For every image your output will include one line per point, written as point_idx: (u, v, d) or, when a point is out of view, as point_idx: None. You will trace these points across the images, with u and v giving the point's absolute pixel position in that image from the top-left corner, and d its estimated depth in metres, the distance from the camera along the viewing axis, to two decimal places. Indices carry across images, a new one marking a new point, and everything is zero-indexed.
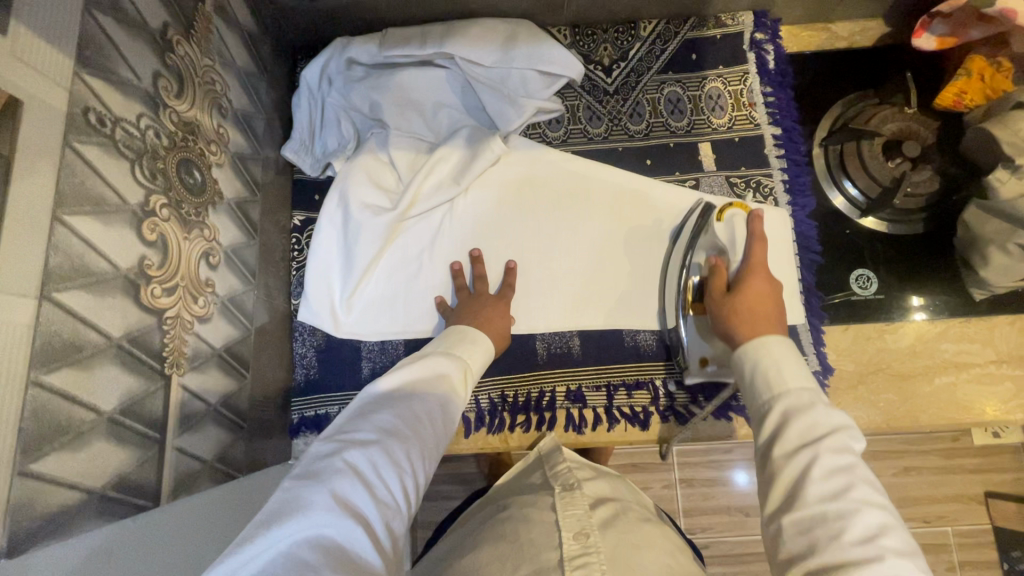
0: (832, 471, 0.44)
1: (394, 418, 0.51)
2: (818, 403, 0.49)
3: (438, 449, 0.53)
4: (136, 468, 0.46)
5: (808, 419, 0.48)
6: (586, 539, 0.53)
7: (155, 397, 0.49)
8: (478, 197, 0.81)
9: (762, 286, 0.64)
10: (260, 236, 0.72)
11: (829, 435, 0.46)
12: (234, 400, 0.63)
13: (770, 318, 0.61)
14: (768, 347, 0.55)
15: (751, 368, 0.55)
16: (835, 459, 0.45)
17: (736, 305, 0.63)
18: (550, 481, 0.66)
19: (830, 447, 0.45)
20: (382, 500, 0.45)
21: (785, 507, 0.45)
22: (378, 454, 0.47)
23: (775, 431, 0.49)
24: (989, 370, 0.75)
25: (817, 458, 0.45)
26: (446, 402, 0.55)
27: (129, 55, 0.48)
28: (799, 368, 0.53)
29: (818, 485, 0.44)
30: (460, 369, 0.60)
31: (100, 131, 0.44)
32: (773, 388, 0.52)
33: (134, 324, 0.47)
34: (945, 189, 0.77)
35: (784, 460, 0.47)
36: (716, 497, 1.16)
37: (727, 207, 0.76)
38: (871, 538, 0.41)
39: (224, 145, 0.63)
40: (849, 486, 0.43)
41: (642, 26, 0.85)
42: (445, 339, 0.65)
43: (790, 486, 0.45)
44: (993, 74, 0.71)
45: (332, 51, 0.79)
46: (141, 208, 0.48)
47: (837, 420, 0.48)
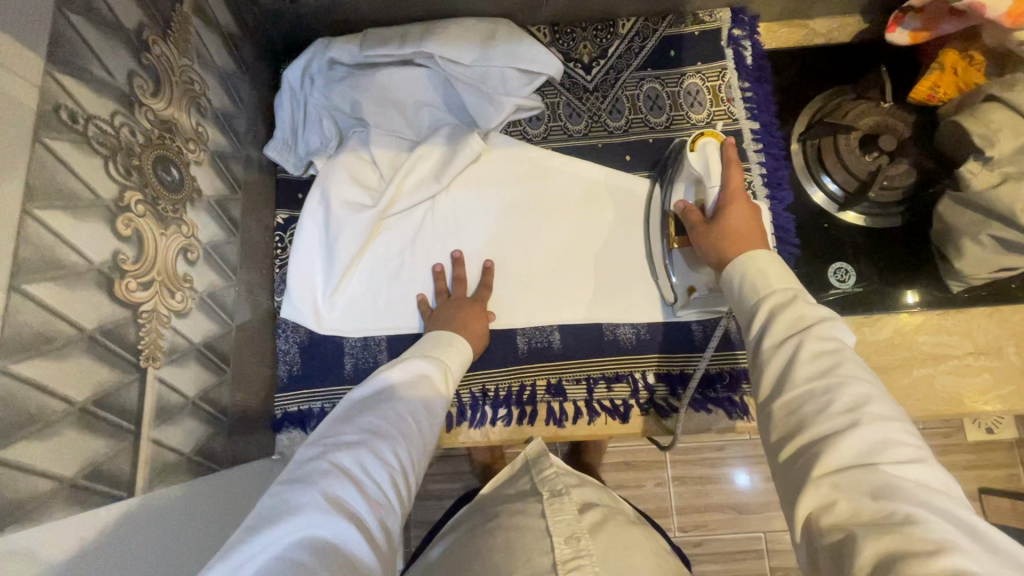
0: (819, 354, 0.46)
1: (378, 419, 0.51)
2: (802, 298, 0.51)
3: (423, 448, 0.53)
4: (110, 457, 0.47)
5: (795, 314, 0.49)
6: (578, 541, 0.54)
7: (129, 388, 0.50)
8: (458, 195, 0.82)
9: (739, 207, 0.64)
10: (241, 234, 0.73)
11: (817, 322, 0.48)
12: (214, 394, 0.64)
13: (752, 236, 0.62)
14: (752, 258, 0.56)
15: (738, 278, 0.56)
16: (822, 343, 0.46)
17: (716, 231, 0.63)
18: (538, 487, 0.66)
19: (817, 334, 0.47)
20: (373, 497, 0.45)
21: (776, 392, 0.47)
22: (365, 454, 0.48)
23: (764, 327, 0.51)
24: (967, 362, 0.76)
25: (804, 343, 0.46)
26: (428, 403, 0.56)
27: (102, 54, 0.49)
28: (784, 273, 0.54)
29: (806, 365, 0.45)
30: (441, 370, 0.61)
31: (71, 128, 0.45)
32: (760, 290, 0.53)
33: (108, 316, 0.48)
34: (922, 183, 0.78)
35: (773, 350, 0.48)
36: (709, 495, 1.16)
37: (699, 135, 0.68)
38: (856, 407, 0.42)
39: (203, 143, 0.64)
40: (836, 364, 0.45)
41: (621, 24, 0.86)
42: (426, 343, 0.66)
43: (780, 376, 0.47)
44: (966, 66, 0.72)
45: (314, 51, 0.80)
46: (114, 203, 0.49)
47: (822, 312, 0.49)
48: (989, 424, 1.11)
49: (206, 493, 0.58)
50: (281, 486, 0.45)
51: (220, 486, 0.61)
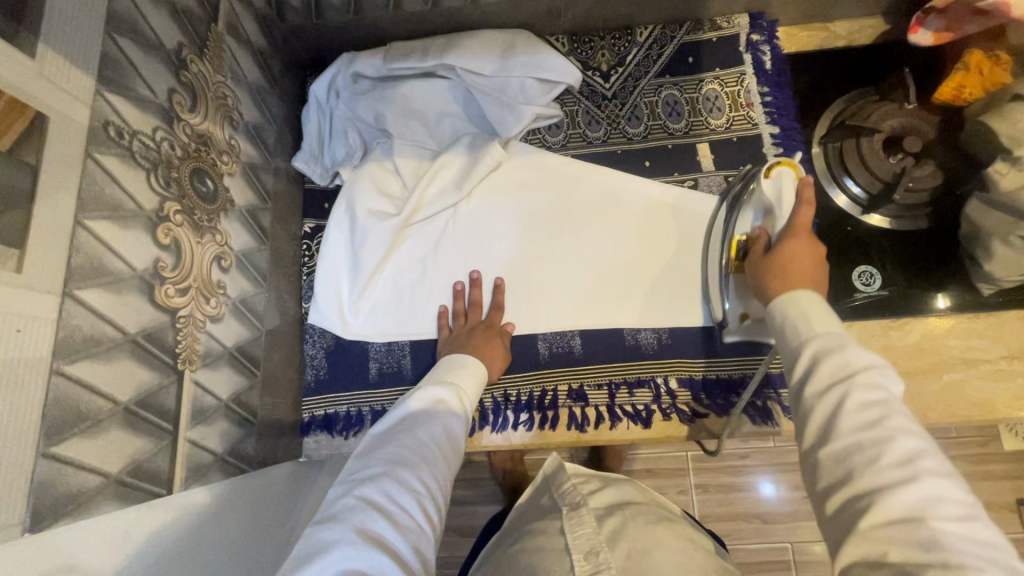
0: (865, 405, 0.43)
1: (399, 449, 0.54)
2: (850, 344, 0.48)
3: (447, 469, 0.56)
4: (150, 456, 0.50)
5: (839, 360, 0.47)
6: (598, 556, 0.54)
7: (168, 389, 0.52)
8: (480, 201, 0.83)
9: (804, 246, 0.60)
10: (271, 242, 0.76)
11: (862, 371, 0.45)
12: (245, 396, 0.66)
13: (809, 277, 0.58)
14: (797, 300, 0.54)
15: (780, 317, 0.54)
16: (869, 394, 0.44)
17: (773, 264, 0.60)
18: (558, 502, 0.67)
19: (861, 383, 0.44)
20: (401, 523, 0.48)
21: (819, 442, 0.45)
22: (388, 484, 0.50)
23: (805, 375, 0.48)
24: (1000, 366, 0.74)
25: (848, 394, 0.44)
26: (446, 426, 0.59)
27: (144, 72, 0.52)
28: (829, 318, 0.51)
29: (853, 417, 0.43)
30: (456, 392, 0.64)
31: (118, 143, 0.48)
32: (800, 334, 0.51)
33: (149, 320, 0.50)
34: (948, 182, 0.77)
35: (817, 397, 0.46)
36: (735, 503, 1.14)
37: (774, 164, 0.67)
38: (910, 461, 0.40)
39: (236, 155, 0.67)
40: (884, 416, 0.42)
41: (639, 32, 0.87)
42: (441, 366, 0.69)
43: (823, 423, 0.45)
44: (991, 66, 0.70)
45: (340, 66, 0.83)
46: (155, 213, 0.52)
47: (868, 359, 0.46)
48: None
49: (235, 499, 0.60)
50: (315, 526, 0.48)
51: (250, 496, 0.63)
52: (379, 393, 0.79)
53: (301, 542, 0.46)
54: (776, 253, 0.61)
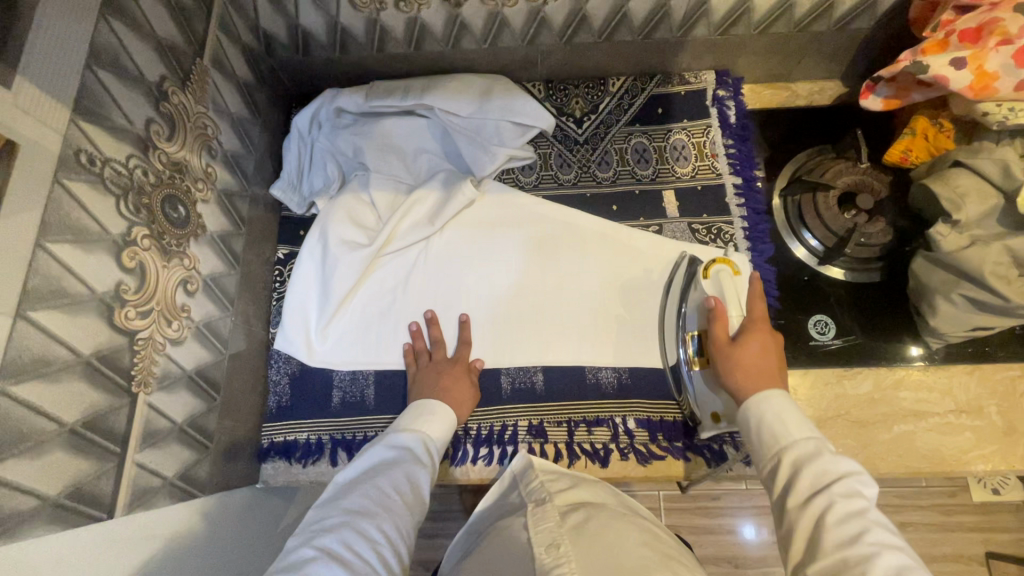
0: (847, 517, 0.45)
1: (361, 499, 0.55)
2: (825, 451, 0.51)
3: (410, 520, 0.56)
4: (94, 478, 0.50)
5: (816, 468, 0.49)
6: (557, 548, 0.52)
7: (119, 412, 0.53)
8: (452, 235, 0.86)
9: (764, 341, 0.65)
10: (241, 268, 0.77)
11: (837, 480, 0.48)
12: (201, 421, 0.66)
13: (774, 373, 0.62)
14: (770, 401, 0.57)
15: (755, 420, 0.57)
16: (849, 504, 0.46)
17: (741, 357, 0.64)
18: (525, 499, 0.65)
19: (839, 493, 0.46)
20: (359, 569, 0.48)
21: (807, 557, 0.46)
22: (348, 533, 0.51)
23: (787, 484, 0.51)
24: (948, 419, 0.76)
25: (832, 504, 0.46)
26: (411, 475, 0.60)
27: (123, 103, 0.54)
28: (800, 420, 0.55)
29: (835, 530, 0.45)
30: (423, 441, 0.65)
31: (89, 170, 0.49)
32: (780, 441, 0.54)
33: (104, 342, 0.51)
34: (898, 241, 0.80)
35: (800, 511, 0.48)
36: (708, 545, 1.14)
37: (711, 263, 0.76)
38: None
39: (211, 182, 0.69)
40: (864, 530, 0.44)
41: (612, 82, 0.92)
42: (408, 413, 0.69)
43: (809, 537, 0.47)
44: (935, 133, 0.76)
45: (322, 101, 0.86)
46: (122, 237, 0.53)
47: (843, 466, 0.49)
48: (994, 484, 1.14)
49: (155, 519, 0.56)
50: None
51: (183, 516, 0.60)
52: (341, 422, 0.79)
53: None
54: (739, 347, 0.65)
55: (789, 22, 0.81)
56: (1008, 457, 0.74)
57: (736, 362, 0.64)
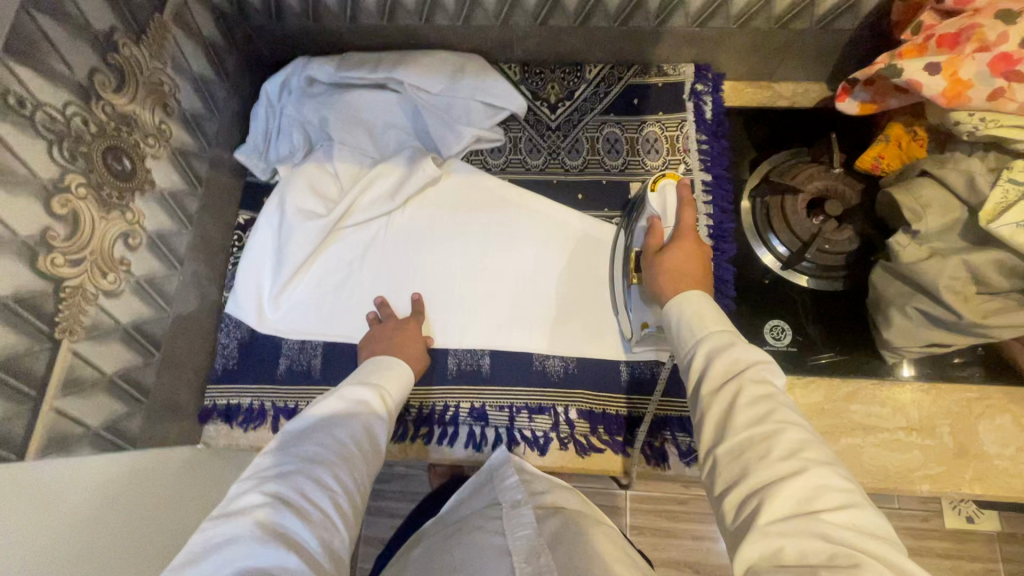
0: (754, 400, 0.47)
1: (316, 448, 0.54)
2: (738, 341, 0.52)
3: (366, 471, 0.57)
4: (4, 420, 0.50)
5: (730, 356, 0.51)
6: (537, 560, 0.53)
7: (37, 356, 0.53)
8: (414, 212, 0.85)
9: (692, 246, 0.66)
10: (195, 229, 0.77)
11: (750, 367, 0.49)
12: (136, 375, 0.67)
13: (696, 275, 0.63)
14: (689, 300, 0.59)
15: (675, 318, 0.59)
16: (759, 390, 0.47)
17: (665, 263, 0.65)
18: (500, 493, 0.64)
19: (750, 379, 0.48)
20: (312, 519, 0.48)
21: (717, 442, 0.48)
22: (301, 482, 0.51)
23: (701, 373, 0.52)
24: (898, 436, 0.74)
25: (740, 389, 0.48)
26: (370, 426, 0.60)
27: (64, 50, 0.54)
28: (716, 316, 0.56)
29: (744, 412, 0.47)
30: (382, 392, 0.64)
31: (17, 112, 0.49)
32: (697, 332, 0.55)
33: (26, 285, 0.51)
34: (864, 251, 0.78)
35: (713, 395, 0.50)
36: (668, 549, 1.14)
37: (660, 176, 0.71)
38: (795, 452, 0.43)
39: (164, 139, 0.69)
40: (770, 410, 0.46)
41: (589, 69, 0.90)
42: (368, 365, 0.68)
43: (721, 421, 0.48)
44: (909, 141, 0.74)
45: (294, 67, 0.86)
46: (52, 183, 0.53)
47: (756, 356, 0.50)
48: (968, 512, 1.12)
49: (112, 500, 0.57)
50: (215, 521, 0.47)
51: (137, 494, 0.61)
52: (285, 389, 0.79)
53: (197, 538, 0.46)
54: (664, 254, 0.66)
55: (769, 17, 0.79)
56: (955, 479, 0.72)
57: (665, 268, 0.65)
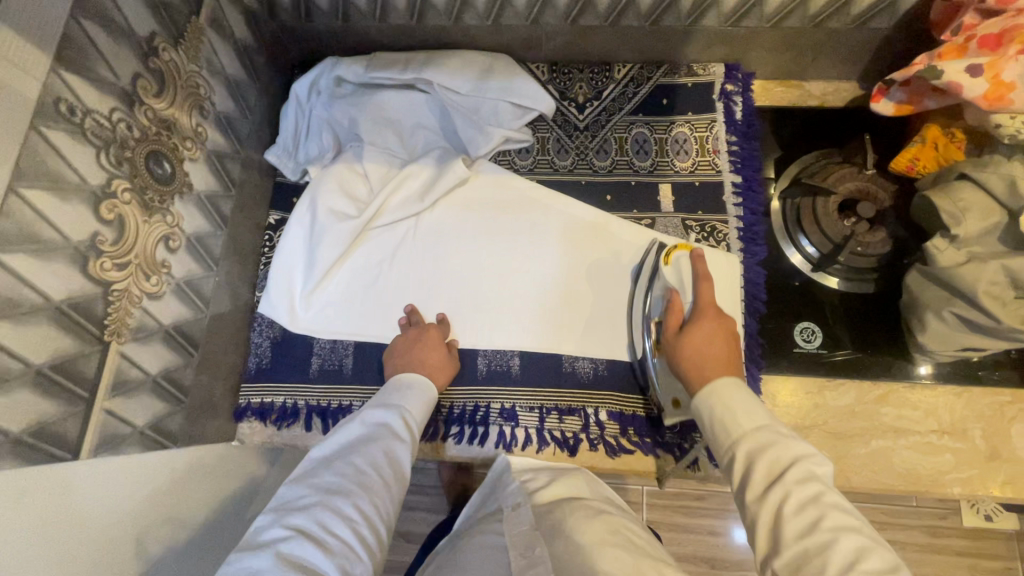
0: (803, 504, 0.45)
1: (336, 478, 0.55)
2: (779, 437, 0.50)
3: (389, 497, 0.57)
4: (59, 420, 0.51)
5: (770, 455, 0.49)
6: (532, 551, 0.51)
7: (89, 359, 0.54)
8: (442, 213, 0.86)
9: (714, 325, 0.65)
10: (229, 230, 0.78)
11: (793, 465, 0.48)
12: (177, 375, 0.68)
13: (722, 357, 0.62)
14: (719, 390, 0.56)
15: (708, 415, 0.56)
16: (804, 490, 0.46)
17: (687, 345, 0.64)
18: (502, 500, 0.65)
19: (794, 479, 0.47)
20: (333, 551, 0.48)
21: (772, 550, 0.45)
22: (322, 514, 0.51)
23: (743, 478, 0.50)
24: (929, 439, 0.74)
25: (786, 493, 0.46)
26: (392, 450, 0.60)
27: (109, 57, 0.55)
28: (749, 407, 0.54)
29: (794, 522, 0.45)
30: (404, 414, 0.65)
31: (68, 120, 0.50)
32: (732, 433, 0.53)
33: (77, 289, 0.52)
34: (897, 253, 0.78)
35: (759, 503, 0.47)
36: (686, 545, 1.15)
37: (673, 248, 0.75)
38: (849, 569, 0.41)
39: (201, 142, 0.70)
40: (822, 516, 0.44)
41: (617, 69, 0.89)
42: (390, 387, 0.69)
43: (771, 525, 0.46)
44: (946, 143, 0.73)
45: (323, 68, 0.85)
46: (100, 189, 0.54)
47: (797, 451, 0.49)
48: (988, 511, 1.12)
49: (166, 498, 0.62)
50: (239, 554, 0.47)
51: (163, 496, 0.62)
52: (317, 388, 0.80)
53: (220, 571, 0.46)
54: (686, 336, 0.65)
55: (803, 16, 0.78)
56: (986, 482, 0.72)
57: (689, 354, 0.63)
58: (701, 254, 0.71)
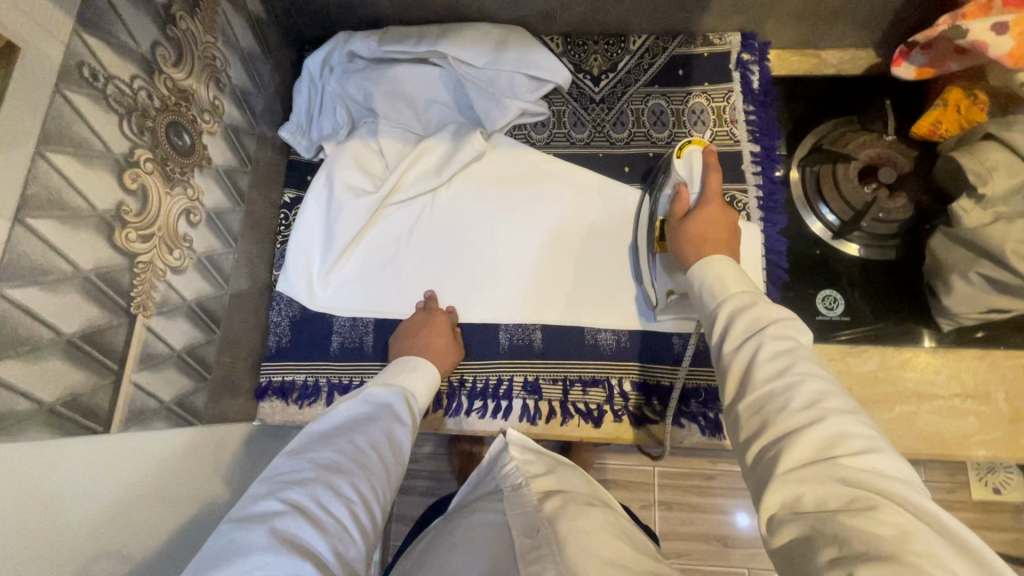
0: (776, 353, 0.48)
1: (334, 456, 0.54)
2: (760, 301, 0.53)
3: (386, 478, 0.56)
4: (90, 392, 0.51)
5: (751, 314, 0.52)
6: (538, 532, 0.52)
7: (116, 331, 0.53)
8: (459, 188, 0.85)
9: (716, 212, 0.66)
10: (246, 206, 0.77)
11: (773, 323, 0.50)
12: (200, 352, 0.67)
13: (719, 241, 0.64)
14: (712, 263, 0.60)
15: (699, 282, 0.60)
16: (778, 344, 0.49)
17: (687, 229, 0.66)
18: (500, 482, 0.65)
19: (773, 334, 0.49)
20: (328, 529, 0.47)
21: (740, 395, 0.49)
22: (319, 490, 0.50)
23: (722, 336, 0.54)
24: (952, 404, 0.74)
25: (762, 343, 0.49)
26: (391, 432, 0.59)
27: (130, 22, 0.53)
28: (738, 280, 0.57)
29: (764, 366, 0.48)
30: (405, 396, 0.64)
31: (91, 84, 0.49)
32: (719, 296, 0.57)
33: (104, 260, 0.51)
34: (918, 219, 0.78)
35: (734, 353, 0.51)
36: (698, 523, 1.15)
37: (686, 144, 0.71)
38: (813, 403, 0.44)
39: (218, 115, 0.69)
40: (790, 364, 0.47)
41: (632, 40, 0.89)
42: (393, 367, 0.69)
43: (743, 374, 0.50)
44: (968, 105, 0.73)
45: (335, 43, 0.84)
46: (124, 157, 0.53)
47: (778, 314, 0.51)
48: (996, 483, 1.12)
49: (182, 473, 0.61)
50: (233, 525, 0.47)
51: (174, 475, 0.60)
52: (338, 366, 0.80)
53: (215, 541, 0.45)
54: (687, 220, 0.66)
55: None
56: (1009, 444, 0.72)
57: (689, 234, 0.65)
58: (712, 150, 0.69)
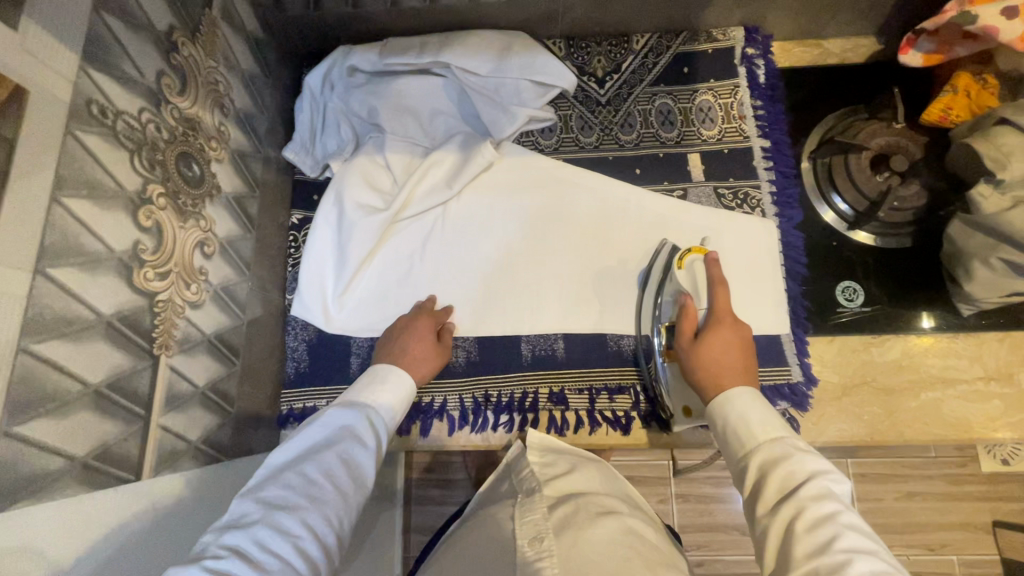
0: (818, 521, 0.46)
1: (283, 490, 0.52)
2: (796, 450, 0.52)
3: (342, 507, 0.54)
4: (120, 441, 0.49)
5: (785, 469, 0.51)
6: (542, 542, 0.51)
7: (141, 375, 0.51)
8: (470, 200, 0.83)
9: (728, 333, 0.66)
10: (256, 232, 0.75)
11: (809, 481, 0.49)
12: (222, 386, 0.65)
13: (737, 368, 0.63)
14: (734, 399, 0.59)
15: (723, 423, 0.59)
16: (819, 507, 0.46)
17: (702, 354, 0.65)
18: (517, 487, 0.64)
19: (809, 495, 0.47)
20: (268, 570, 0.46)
21: (782, 563, 0.46)
22: (264, 529, 0.48)
23: (757, 484, 0.52)
24: (977, 387, 0.75)
25: (801, 509, 0.47)
26: (348, 457, 0.57)
27: (133, 54, 0.52)
28: (764, 417, 0.57)
29: (805, 539, 0.45)
30: (368, 416, 0.61)
31: (101, 122, 0.47)
32: (748, 443, 0.56)
33: (126, 303, 0.50)
34: (933, 205, 0.78)
35: (769, 515, 0.49)
36: (716, 514, 1.16)
37: (687, 253, 0.76)
38: None
39: (224, 141, 0.67)
40: (835, 535, 0.44)
41: (635, 40, 0.88)
42: (361, 383, 0.66)
43: (784, 534, 0.47)
44: (978, 90, 0.72)
45: (335, 59, 0.82)
46: (137, 194, 0.51)
47: (812, 467, 0.50)
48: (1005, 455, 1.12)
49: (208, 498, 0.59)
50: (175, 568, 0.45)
51: (196, 505, 0.57)
52: None
53: None
54: (700, 346, 0.66)
55: None
56: None
57: (703, 364, 0.64)
58: (714, 259, 0.72)
